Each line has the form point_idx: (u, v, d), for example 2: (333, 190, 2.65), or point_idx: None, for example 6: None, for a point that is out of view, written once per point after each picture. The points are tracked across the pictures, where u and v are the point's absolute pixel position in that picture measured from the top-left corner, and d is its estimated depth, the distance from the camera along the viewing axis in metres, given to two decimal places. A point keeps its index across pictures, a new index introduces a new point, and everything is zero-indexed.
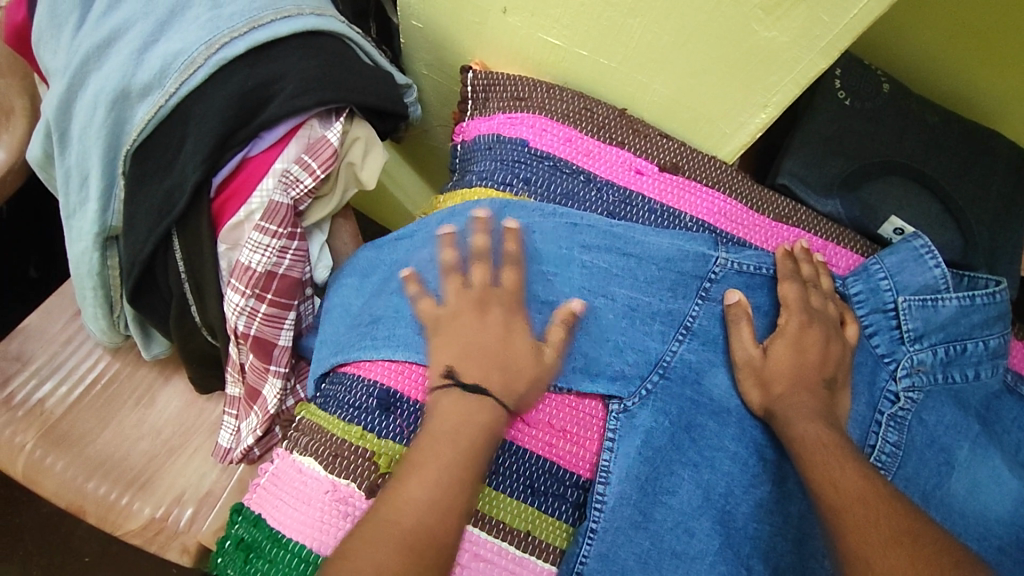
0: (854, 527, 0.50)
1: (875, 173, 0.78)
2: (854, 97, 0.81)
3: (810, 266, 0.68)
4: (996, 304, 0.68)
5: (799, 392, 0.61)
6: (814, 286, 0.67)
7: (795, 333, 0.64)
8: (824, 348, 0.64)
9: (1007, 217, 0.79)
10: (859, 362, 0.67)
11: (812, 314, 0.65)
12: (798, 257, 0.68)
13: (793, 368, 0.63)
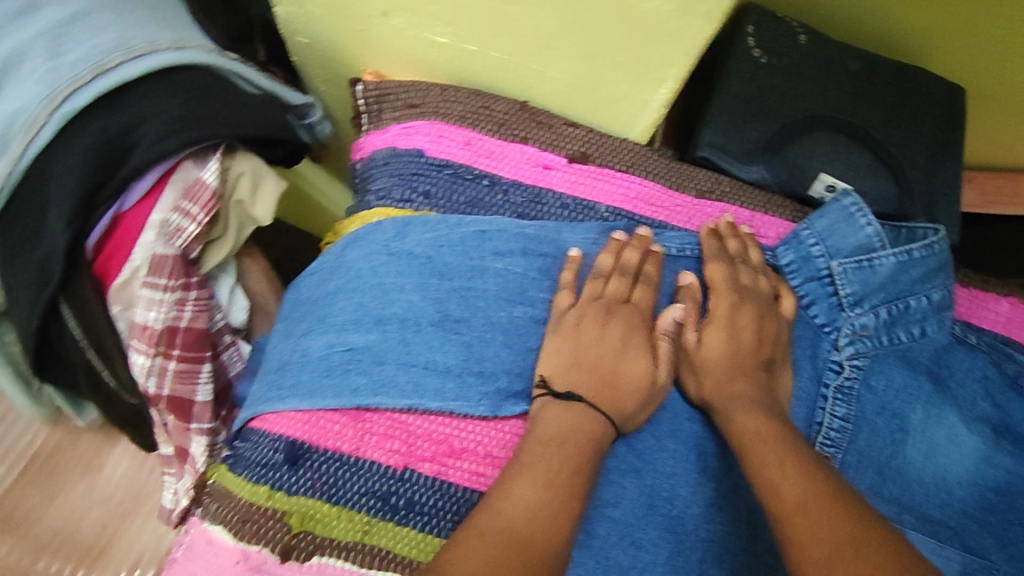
0: (803, 536, 0.47)
1: (800, 132, 0.74)
2: (771, 54, 0.76)
3: (736, 242, 0.64)
4: (937, 254, 0.64)
5: (737, 381, 0.58)
6: (743, 263, 0.63)
7: (727, 314, 0.61)
8: (759, 330, 0.61)
9: (943, 157, 0.75)
10: (800, 335, 0.64)
11: (743, 294, 0.61)
12: (723, 234, 0.65)
13: (728, 355, 0.59)
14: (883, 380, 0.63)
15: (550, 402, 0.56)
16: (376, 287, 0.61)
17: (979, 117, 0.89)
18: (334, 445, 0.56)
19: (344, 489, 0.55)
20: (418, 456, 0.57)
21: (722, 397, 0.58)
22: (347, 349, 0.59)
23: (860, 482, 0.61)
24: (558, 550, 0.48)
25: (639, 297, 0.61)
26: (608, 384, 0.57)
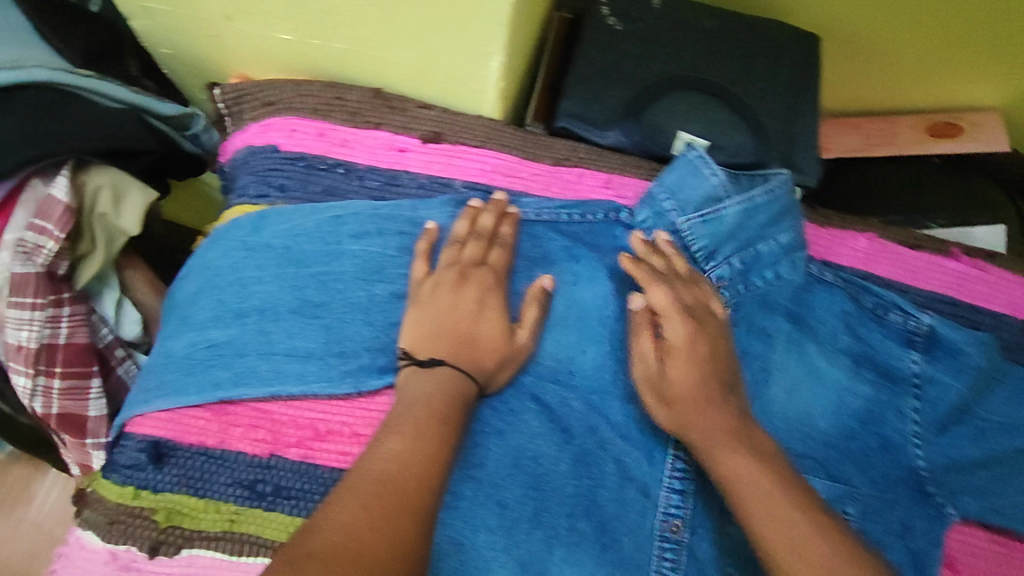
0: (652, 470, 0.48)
1: (657, 94, 0.75)
2: (624, 20, 0.78)
3: (661, 260, 0.62)
4: (780, 198, 0.65)
5: (710, 411, 0.55)
6: (679, 282, 0.61)
7: (687, 345, 0.57)
8: (718, 348, 0.58)
9: (800, 103, 0.77)
10: None
11: (692, 313, 0.59)
12: (643, 254, 0.62)
13: (695, 384, 0.56)
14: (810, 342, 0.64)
15: (416, 371, 0.57)
16: (235, 281, 0.62)
17: (838, 68, 0.98)
18: (200, 440, 0.58)
19: (211, 482, 0.57)
20: (284, 442, 0.58)
21: (706, 433, 0.55)
22: (208, 345, 0.60)
23: None
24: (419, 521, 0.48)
25: (496, 260, 0.62)
26: (466, 355, 0.58)
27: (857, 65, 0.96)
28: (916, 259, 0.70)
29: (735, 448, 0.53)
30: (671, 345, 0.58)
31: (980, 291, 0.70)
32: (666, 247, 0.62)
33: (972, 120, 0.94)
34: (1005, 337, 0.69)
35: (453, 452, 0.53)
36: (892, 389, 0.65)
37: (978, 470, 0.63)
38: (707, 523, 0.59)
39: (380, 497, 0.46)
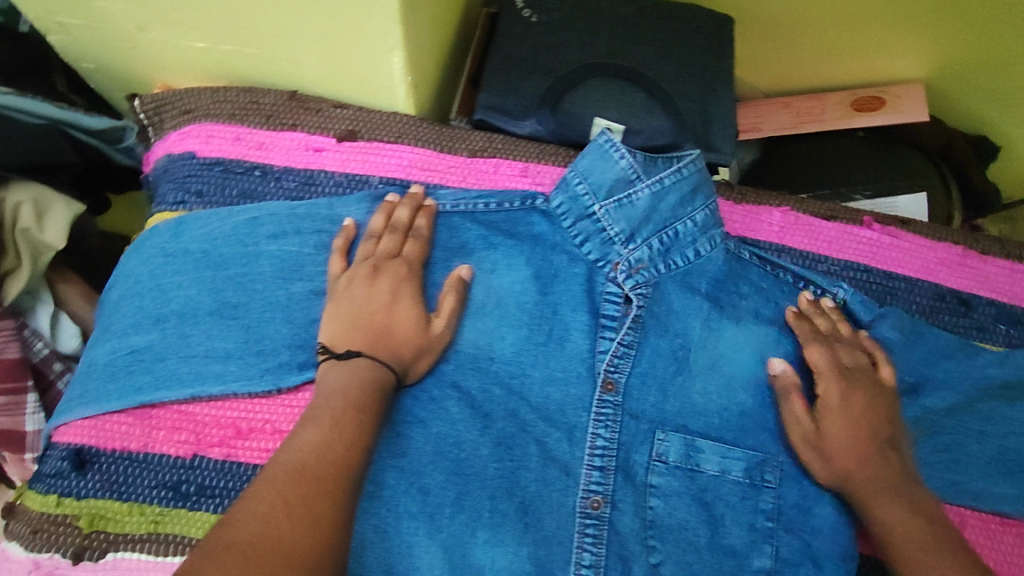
0: None
1: (573, 82, 0.77)
2: (539, 12, 0.79)
3: (826, 320, 0.66)
4: (688, 177, 0.65)
5: (869, 464, 0.61)
6: (839, 342, 0.65)
7: (840, 403, 0.63)
8: (872, 404, 0.63)
9: (716, 84, 0.78)
10: (570, 274, 0.66)
11: (849, 377, 0.64)
12: (812, 313, 0.67)
13: (852, 438, 0.62)
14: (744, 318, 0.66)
15: (332, 363, 0.58)
16: (154, 287, 0.63)
17: (764, 49, 1.01)
18: (123, 445, 0.59)
19: (135, 485, 0.58)
20: (207, 442, 0.59)
21: (864, 486, 0.60)
22: (130, 352, 0.61)
23: (643, 402, 0.64)
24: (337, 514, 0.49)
25: (411, 252, 0.63)
26: (383, 346, 0.59)
27: (782, 44, 1.00)
28: (831, 230, 0.72)
29: (893, 498, 0.60)
30: (826, 407, 0.63)
31: (893, 257, 0.71)
32: (831, 309, 0.67)
33: (896, 92, 0.96)
34: (918, 301, 0.70)
35: (369, 442, 0.54)
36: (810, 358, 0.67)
37: None
38: (626, 497, 0.61)
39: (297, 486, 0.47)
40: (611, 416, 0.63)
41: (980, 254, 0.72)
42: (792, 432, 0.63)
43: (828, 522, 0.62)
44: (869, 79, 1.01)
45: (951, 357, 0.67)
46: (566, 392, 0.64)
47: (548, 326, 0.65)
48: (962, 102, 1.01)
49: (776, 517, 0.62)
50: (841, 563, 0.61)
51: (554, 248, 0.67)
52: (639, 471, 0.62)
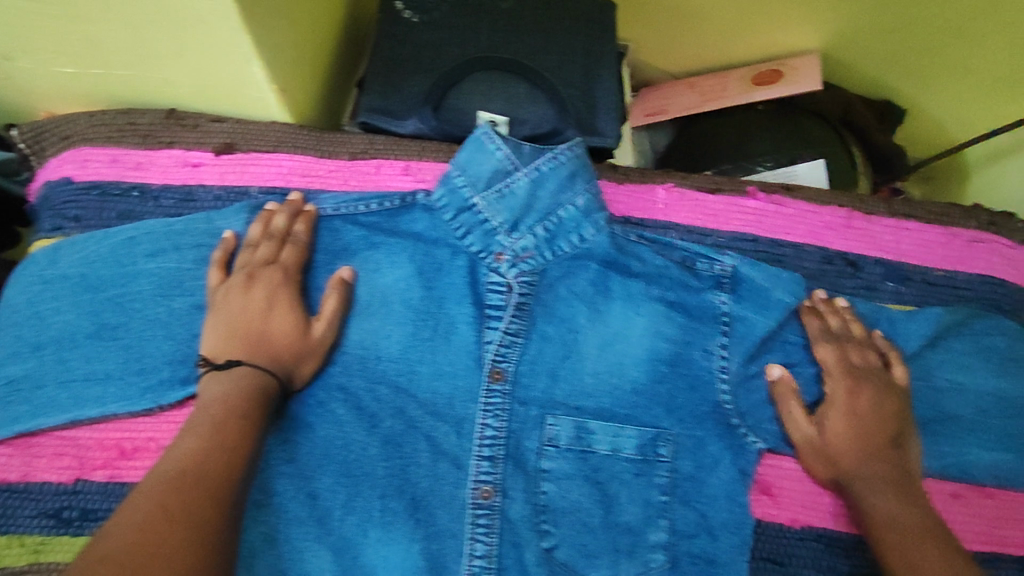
0: None
1: (456, 79, 0.77)
2: (419, 12, 0.80)
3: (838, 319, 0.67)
4: (564, 163, 0.65)
5: (873, 462, 0.61)
6: (850, 341, 0.66)
7: (846, 400, 0.64)
8: (877, 405, 0.63)
9: (596, 69, 0.80)
10: (449, 267, 0.66)
11: (856, 375, 0.64)
12: (822, 311, 0.67)
13: (852, 437, 0.62)
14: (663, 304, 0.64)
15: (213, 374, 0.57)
16: (33, 316, 0.63)
17: (665, 33, 1.02)
18: (4, 477, 0.59)
19: (18, 517, 0.58)
20: (90, 466, 0.59)
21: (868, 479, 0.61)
22: (7, 382, 0.61)
23: (533, 389, 0.64)
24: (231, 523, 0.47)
25: (290, 259, 0.64)
26: (262, 355, 0.59)
27: (679, 24, 1.01)
28: (717, 203, 0.72)
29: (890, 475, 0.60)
30: (832, 400, 0.64)
31: (779, 225, 0.72)
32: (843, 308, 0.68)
33: (793, 65, 0.97)
34: (806, 266, 0.71)
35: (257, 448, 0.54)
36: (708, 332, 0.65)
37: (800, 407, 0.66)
38: (517, 484, 0.62)
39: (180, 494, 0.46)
40: (500, 406, 0.64)
41: (866, 214, 0.73)
42: (795, 436, 0.63)
43: (723, 490, 0.63)
44: (767, 53, 1.02)
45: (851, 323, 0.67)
46: (454, 385, 0.64)
47: (433, 321, 0.65)
48: (861, 70, 1.02)
49: (671, 490, 0.63)
50: (737, 531, 0.61)
51: (436, 243, 0.67)
52: (531, 458, 0.63)
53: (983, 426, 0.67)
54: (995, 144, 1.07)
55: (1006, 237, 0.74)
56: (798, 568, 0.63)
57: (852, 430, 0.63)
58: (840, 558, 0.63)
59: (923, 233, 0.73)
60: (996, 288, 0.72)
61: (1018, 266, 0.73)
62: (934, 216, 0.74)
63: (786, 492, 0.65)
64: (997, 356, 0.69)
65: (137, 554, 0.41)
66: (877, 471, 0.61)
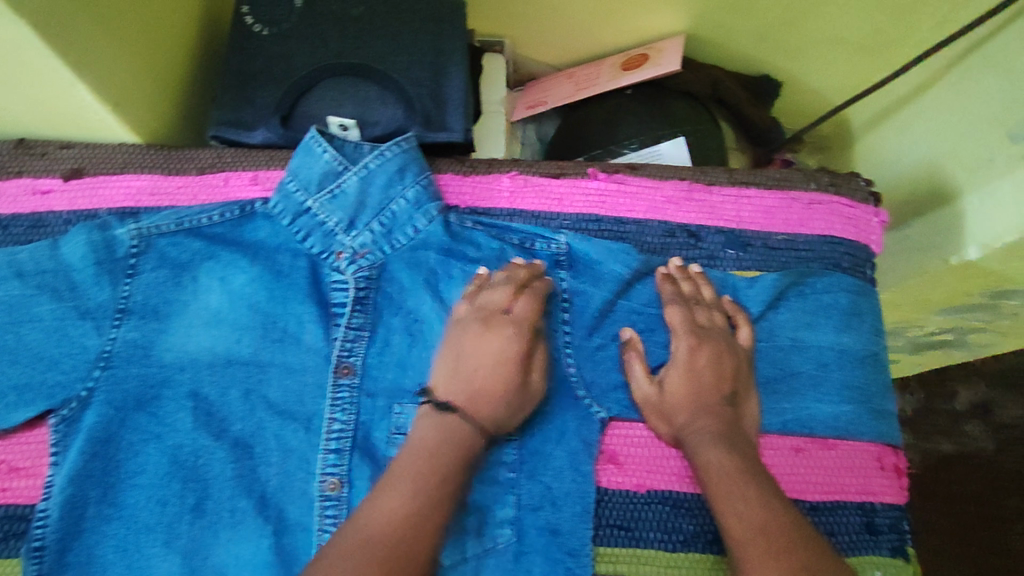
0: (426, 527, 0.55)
1: (306, 87, 0.79)
2: (270, 25, 0.82)
3: (687, 282, 0.70)
4: (390, 159, 0.69)
5: (703, 419, 0.63)
6: (698, 303, 0.69)
7: (686, 359, 0.66)
8: (713, 364, 0.66)
9: (444, 66, 0.81)
10: (289, 271, 0.69)
11: (699, 334, 0.67)
12: (675, 277, 0.71)
13: (689, 395, 0.65)
14: (495, 287, 0.67)
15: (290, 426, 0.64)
16: None
17: (537, 25, 1.05)
18: None
19: None
20: None
21: (703, 436, 0.62)
22: None
23: (382, 380, 0.67)
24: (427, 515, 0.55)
25: (164, 275, 0.68)
26: (482, 402, 0.62)
27: (549, 14, 1.02)
28: (560, 187, 0.74)
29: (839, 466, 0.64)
30: (674, 361, 0.67)
31: (621, 203, 0.74)
32: (693, 273, 0.71)
33: (659, 47, 0.99)
34: (648, 240, 0.74)
35: None
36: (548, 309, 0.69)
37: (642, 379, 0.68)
38: (363, 474, 0.64)
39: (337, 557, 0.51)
40: (348, 400, 0.66)
41: (705, 184, 0.75)
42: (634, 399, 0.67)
43: (567, 460, 0.65)
44: (639, 38, 1.05)
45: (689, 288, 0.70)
46: (304, 382, 0.67)
47: (280, 323, 0.68)
48: (732, 46, 1.05)
49: (517, 466, 0.65)
50: (579, 500, 0.64)
51: (278, 249, 0.70)
52: (380, 447, 0.66)
53: (823, 379, 0.69)
54: (874, 107, 1.09)
55: (846, 197, 0.76)
56: (644, 531, 0.65)
57: (689, 391, 0.65)
58: (684, 519, 0.65)
59: (762, 198, 0.75)
60: (836, 247, 0.74)
61: (858, 225, 0.75)
62: (774, 181, 0.76)
63: (633, 459, 0.67)
64: (837, 311, 0.71)
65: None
66: (713, 432, 0.63)
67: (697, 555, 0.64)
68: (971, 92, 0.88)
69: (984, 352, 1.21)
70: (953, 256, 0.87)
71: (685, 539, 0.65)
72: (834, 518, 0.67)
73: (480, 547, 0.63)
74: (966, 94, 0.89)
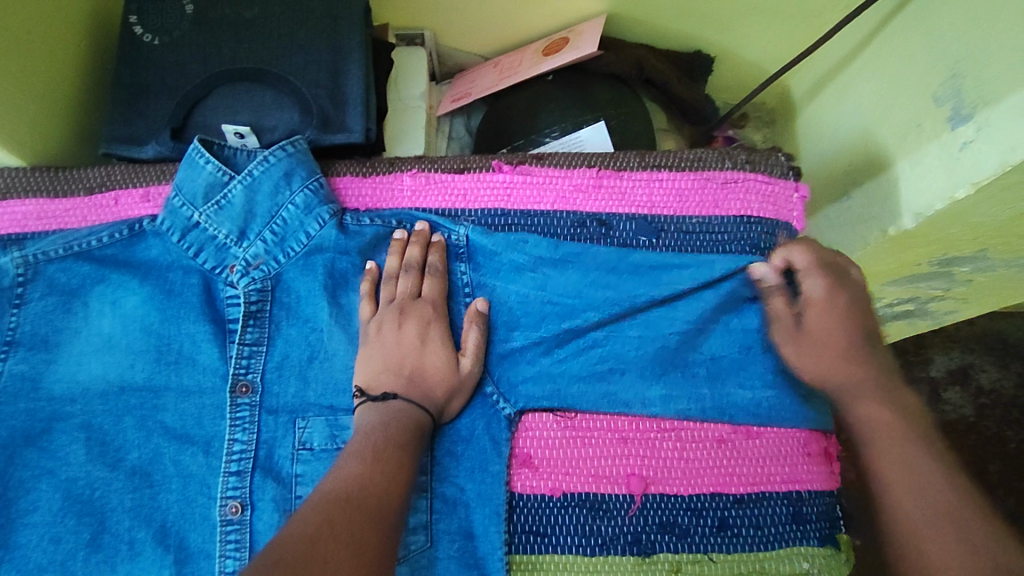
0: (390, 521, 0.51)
1: (200, 95, 0.76)
2: (159, 33, 0.78)
3: (599, 269, 0.67)
4: (275, 164, 0.66)
5: None
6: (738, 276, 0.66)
7: None
8: None
9: (344, 65, 0.79)
10: (178, 290, 0.66)
11: None
12: (586, 265, 0.67)
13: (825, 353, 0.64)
14: (391, 282, 0.66)
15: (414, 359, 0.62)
16: None
17: (456, 15, 1.01)
18: None
19: None
20: None
21: None
22: None
23: (283, 396, 0.64)
24: (395, 505, 0.52)
25: (50, 300, 0.65)
26: (416, 390, 0.61)
27: (467, 4, 0.99)
28: (464, 182, 0.71)
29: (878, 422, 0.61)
30: None
31: (529, 195, 0.71)
32: (606, 258, 0.67)
33: (580, 29, 0.97)
34: (558, 231, 0.71)
35: None
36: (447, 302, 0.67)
37: (556, 376, 0.65)
38: (265, 494, 0.61)
39: (347, 521, 0.48)
40: (248, 418, 0.63)
41: (616, 170, 0.72)
42: (548, 395, 0.64)
43: (479, 461, 0.63)
44: (563, 22, 1.02)
45: (603, 274, 0.67)
46: (201, 404, 0.64)
47: (174, 345, 0.65)
48: (661, 21, 1.01)
49: (429, 472, 0.62)
50: (489, 502, 0.61)
51: (169, 267, 0.66)
52: (284, 465, 0.62)
53: (746, 366, 0.65)
54: (813, 76, 1.06)
55: (763, 173, 0.72)
56: (560, 537, 0.62)
57: None
58: (603, 522, 0.62)
59: (674, 180, 0.71)
60: (754, 227, 0.71)
61: (776, 202, 0.71)
62: (687, 162, 0.72)
63: (548, 462, 0.63)
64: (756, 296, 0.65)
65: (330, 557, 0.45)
66: None
67: (617, 558, 0.61)
68: (899, 54, 0.86)
69: (946, 320, 1.17)
70: (890, 227, 0.83)
71: (604, 543, 0.62)
72: (762, 510, 0.63)
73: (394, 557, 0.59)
74: (894, 56, 0.87)
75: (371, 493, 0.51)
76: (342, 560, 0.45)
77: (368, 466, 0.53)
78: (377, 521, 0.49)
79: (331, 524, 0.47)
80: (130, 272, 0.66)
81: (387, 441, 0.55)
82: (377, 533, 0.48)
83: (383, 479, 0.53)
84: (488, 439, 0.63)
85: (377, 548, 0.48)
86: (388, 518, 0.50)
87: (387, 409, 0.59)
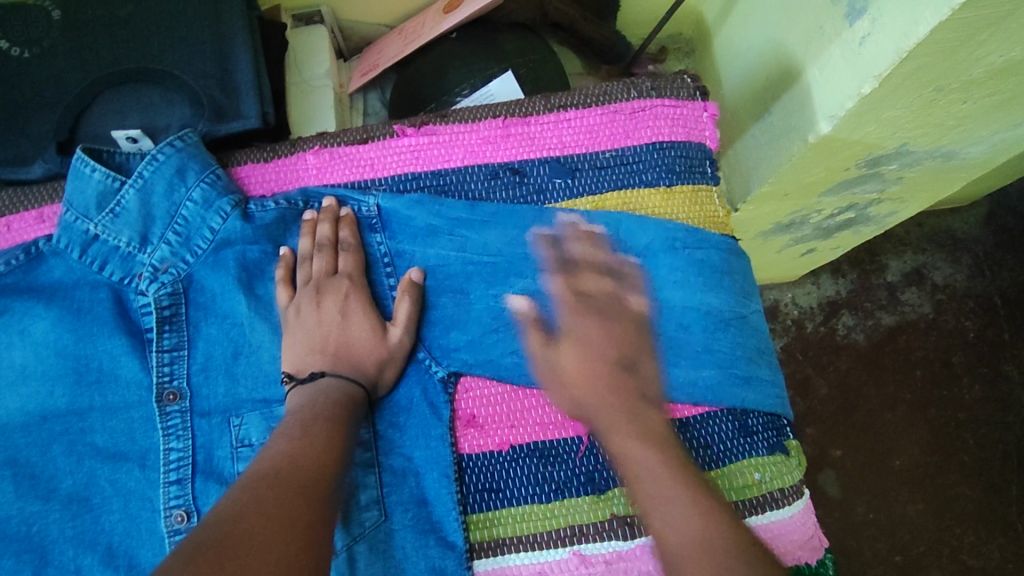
0: (326, 495, 0.49)
1: (81, 105, 0.72)
2: (26, 45, 0.73)
3: (512, 221, 0.66)
4: (164, 163, 0.63)
5: None
6: (678, 196, 0.69)
7: None
8: None
9: (230, 51, 0.75)
10: (86, 308, 0.63)
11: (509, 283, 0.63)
12: (498, 221, 0.66)
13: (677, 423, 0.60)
14: (305, 263, 0.64)
15: (343, 337, 0.61)
16: None
17: None
18: None
19: None
20: None
21: None
22: None
23: (214, 396, 0.63)
24: (329, 479, 0.50)
25: None
26: (346, 365, 0.60)
27: None
28: (369, 151, 0.69)
29: None
30: None
31: (437, 155, 0.69)
32: (516, 211, 0.66)
33: None
34: (472, 187, 0.69)
35: None
36: (367, 276, 0.66)
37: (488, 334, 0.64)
38: (209, 499, 0.60)
39: (275, 500, 0.46)
40: (181, 424, 0.61)
41: (522, 116, 0.70)
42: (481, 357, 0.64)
43: (422, 428, 0.62)
44: None
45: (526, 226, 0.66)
46: (130, 420, 0.62)
47: (93, 364, 0.62)
48: None
49: (373, 446, 0.61)
50: (437, 465, 0.61)
51: (75, 286, 0.63)
52: (225, 466, 0.61)
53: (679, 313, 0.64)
54: None
55: (670, 97, 0.71)
56: (514, 488, 0.61)
57: None
58: (555, 467, 0.62)
59: (582, 118, 0.70)
60: (668, 152, 0.70)
61: (686, 123, 0.70)
62: (593, 98, 0.71)
63: (491, 418, 0.63)
64: (673, 247, 0.65)
65: (260, 536, 0.43)
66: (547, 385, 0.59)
67: (573, 500, 0.61)
68: None
69: (890, 223, 1.15)
70: (809, 134, 0.80)
71: (558, 488, 0.61)
72: (707, 430, 0.63)
73: (349, 535, 0.58)
74: None
75: (299, 470, 0.49)
76: (270, 537, 0.43)
77: (298, 442, 0.52)
78: (312, 496, 0.48)
79: (257, 503, 0.46)
80: (29, 298, 0.63)
81: (318, 419, 0.54)
82: (309, 505, 0.47)
83: (315, 452, 0.51)
84: (426, 406, 0.63)
85: (311, 522, 0.46)
86: (322, 492, 0.49)
87: (317, 388, 0.58)
